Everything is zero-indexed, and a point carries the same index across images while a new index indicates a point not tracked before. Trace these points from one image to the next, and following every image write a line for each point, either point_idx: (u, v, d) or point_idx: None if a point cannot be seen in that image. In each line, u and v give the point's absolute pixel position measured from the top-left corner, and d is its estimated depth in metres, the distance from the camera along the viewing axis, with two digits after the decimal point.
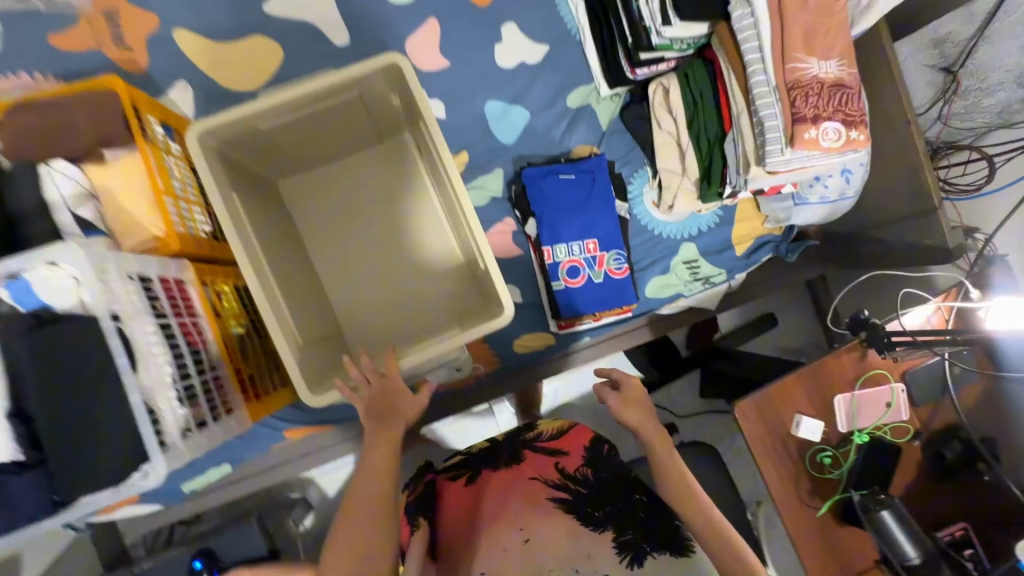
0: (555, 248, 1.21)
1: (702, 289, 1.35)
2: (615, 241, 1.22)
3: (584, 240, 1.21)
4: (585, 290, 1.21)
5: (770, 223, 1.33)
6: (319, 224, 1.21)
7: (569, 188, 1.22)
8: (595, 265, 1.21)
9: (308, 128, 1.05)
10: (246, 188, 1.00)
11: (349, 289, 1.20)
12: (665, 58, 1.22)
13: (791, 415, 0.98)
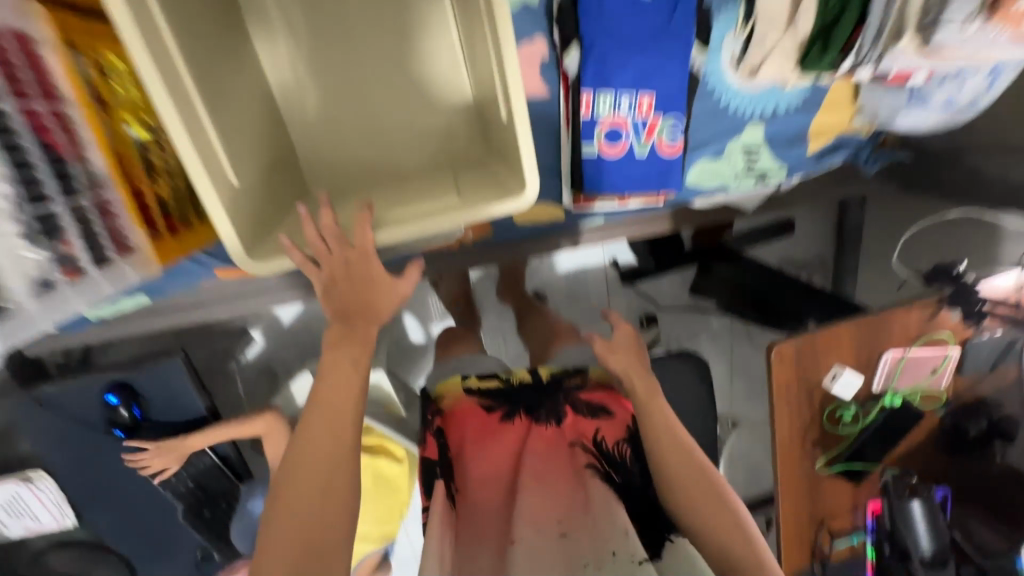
0: (596, 98, 0.88)
1: (751, 185, 1.10)
2: (676, 104, 0.91)
3: (637, 94, 0.89)
4: (621, 164, 0.94)
5: (861, 120, 1.04)
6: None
7: (637, 11, 0.85)
8: (643, 133, 0.91)
9: None
10: None
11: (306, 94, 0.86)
12: None
13: (830, 365, 0.84)
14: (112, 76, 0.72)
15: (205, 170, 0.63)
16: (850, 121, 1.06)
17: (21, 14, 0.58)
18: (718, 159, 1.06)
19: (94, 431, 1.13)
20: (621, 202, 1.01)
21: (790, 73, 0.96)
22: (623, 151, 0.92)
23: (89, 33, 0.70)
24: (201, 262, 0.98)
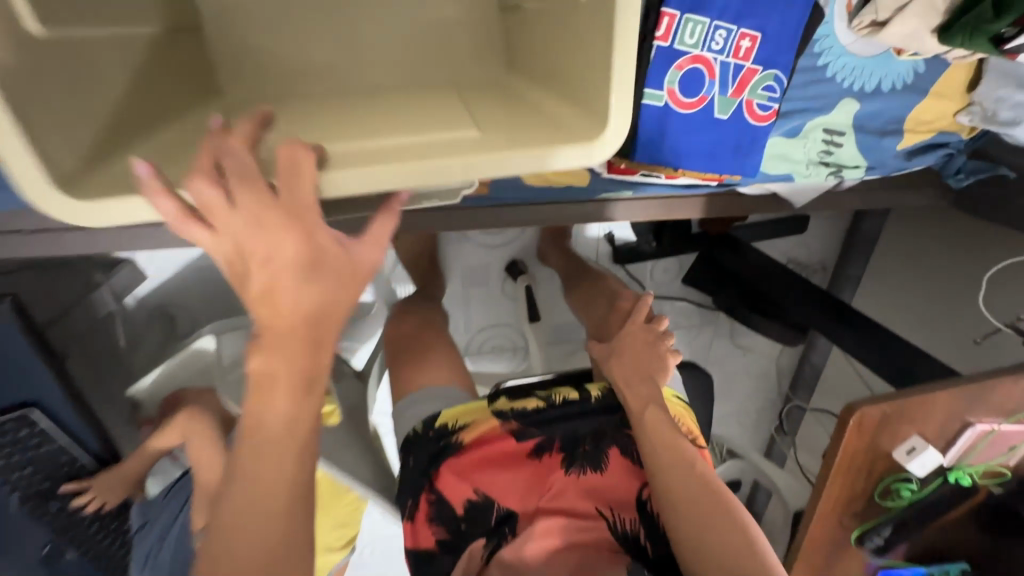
0: (682, 20, 0.59)
1: (821, 180, 0.87)
2: (783, 56, 0.64)
3: (738, 26, 0.61)
4: (691, 128, 0.66)
5: (969, 118, 0.83)
6: None
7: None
8: (730, 87, 0.64)
9: None
10: None
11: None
12: None
13: (907, 435, 0.67)
14: None
15: None
16: (953, 116, 0.84)
17: None
18: (793, 138, 0.81)
19: None
20: (667, 177, 0.76)
21: (923, 40, 0.71)
22: (698, 108, 0.65)
23: None
24: None
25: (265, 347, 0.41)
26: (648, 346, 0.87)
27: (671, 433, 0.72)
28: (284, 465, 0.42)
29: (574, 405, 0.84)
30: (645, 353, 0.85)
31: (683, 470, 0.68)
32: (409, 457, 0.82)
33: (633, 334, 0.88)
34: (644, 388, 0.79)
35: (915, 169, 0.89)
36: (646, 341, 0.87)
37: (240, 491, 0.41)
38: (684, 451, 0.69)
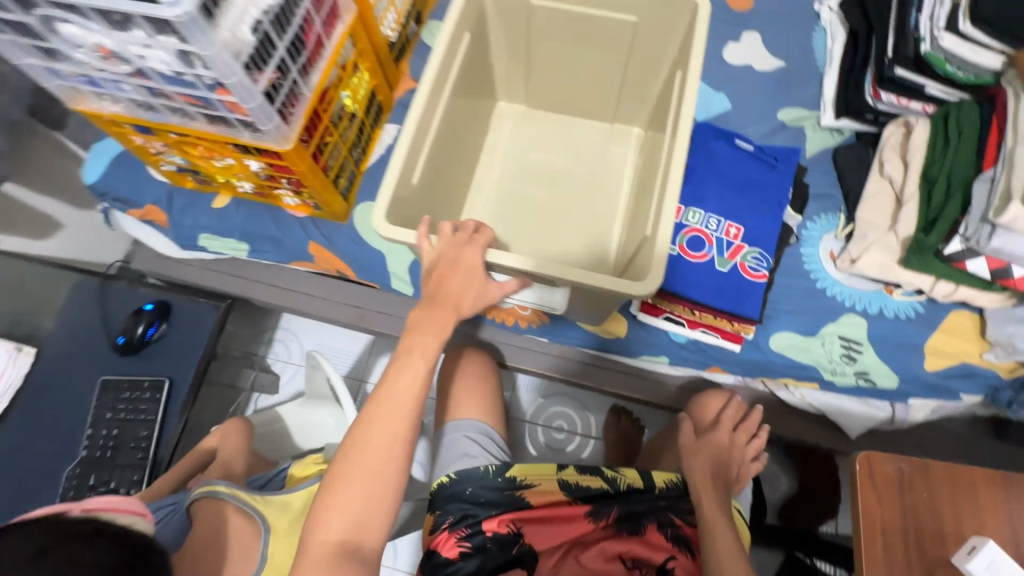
0: (687, 210, 0.97)
1: (851, 382, 0.94)
2: (764, 242, 0.94)
3: (726, 220, 0.96)
4: (699, 271, 0.92)
5: (995, 354, 0.90)
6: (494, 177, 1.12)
7: (739, 162, 1.00)
8: (726, 252, 0.93)
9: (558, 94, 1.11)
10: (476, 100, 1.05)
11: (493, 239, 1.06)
12: (925, 91, 0.98)
13: (963, 530, 0.52)
14: (357, 73, 1.05)
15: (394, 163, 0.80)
16: (981, 355, 0.92)
17: None
18: (810, 336, 0.96)
19: (103, 340, 1.10)
20: (689, 328, 0.97)
21: (894, 269, 0.93)
22: (704, 260, 0.93)
23: (371, 62, 1.08)
24: (306, 231, 1.12)
25: (412, 354, 0.68)
26: (727, 446, 0.91)
27: (719, 515, 0.78)
28: (396, 431, 0.65)
29: (638, 491, 0.84)
30: (718, 451, 0.89)
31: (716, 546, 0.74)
32: (465, 484, 0.82)
33: (716, 433, 0.92)
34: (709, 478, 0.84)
35: (963, 399, 0.93)
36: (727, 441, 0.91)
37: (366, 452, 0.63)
38: (720, 532, 0.76)
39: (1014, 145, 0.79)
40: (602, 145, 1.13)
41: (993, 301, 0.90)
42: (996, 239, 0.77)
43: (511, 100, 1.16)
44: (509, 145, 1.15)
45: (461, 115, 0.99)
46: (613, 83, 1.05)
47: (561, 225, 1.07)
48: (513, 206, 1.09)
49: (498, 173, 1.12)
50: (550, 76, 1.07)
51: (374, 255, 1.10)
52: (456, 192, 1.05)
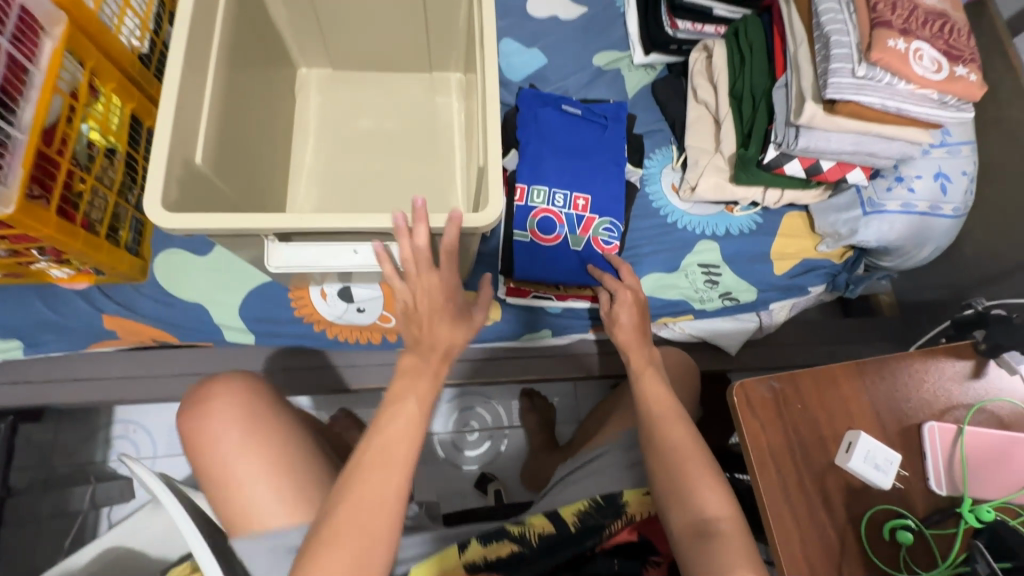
0: (530, 189, 0.93)
1: (719, 306, 0.98)
2: (612, 208, 0.93)
3: (573, 193, 0.93)
4: (556, 253, 0.92)
5: (826, 244, 0.97)
6: (317, 155, 1.00)
7: (570, 126, 0.97)
8: (578, 228, 0.92)
9: (365, 49, 1.00)
10: (262, 69, 0.89)
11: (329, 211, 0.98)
12: (713, 14, 1.03)
13: (837, 429, 0.53)
14: (99, 98, 0.83)
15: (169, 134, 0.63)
16: (816, 248, 0.99)
17: (44, 4, 0.72)
18: (673, 272, 0.97)
19: None
20: (560, 300, 0.95)
21: (728, 188, 0.97)
22: (557, 241, 0.92)
23: (117, 81, 0.86)
24: (95, 305, 0.90)
25: (400, 400, 0.59)
26: (642, 325, 0.81)
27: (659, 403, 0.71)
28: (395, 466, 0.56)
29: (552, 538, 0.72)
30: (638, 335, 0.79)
31: (666, 439, 0.66)
32: None
33: (623, 314, 0.81)
34: (645, 367, 0.75)
35: (811, 292, 0.99)
36: (636, 312, 0.81)
37: (362, 493, 0.54)
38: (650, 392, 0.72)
39: (796, 47, 0.83)
40: (424, 97, 1.05)
41: (813, 197, 0.97)
42: (802, 139, 0.81)
43: (312, 67, 1.04)
44: (321, 134, 1.02)
45: (241, 110, 0.82)
46: (417, 30, 0.96)
47: (399, 180, 0.99)
48: (341, 187, 0.98)
49: (312, 168, 0.99)
50: (347, 36, 0.97)
51: (193, 310, 0.92)
52: (270, 182, 0.90)
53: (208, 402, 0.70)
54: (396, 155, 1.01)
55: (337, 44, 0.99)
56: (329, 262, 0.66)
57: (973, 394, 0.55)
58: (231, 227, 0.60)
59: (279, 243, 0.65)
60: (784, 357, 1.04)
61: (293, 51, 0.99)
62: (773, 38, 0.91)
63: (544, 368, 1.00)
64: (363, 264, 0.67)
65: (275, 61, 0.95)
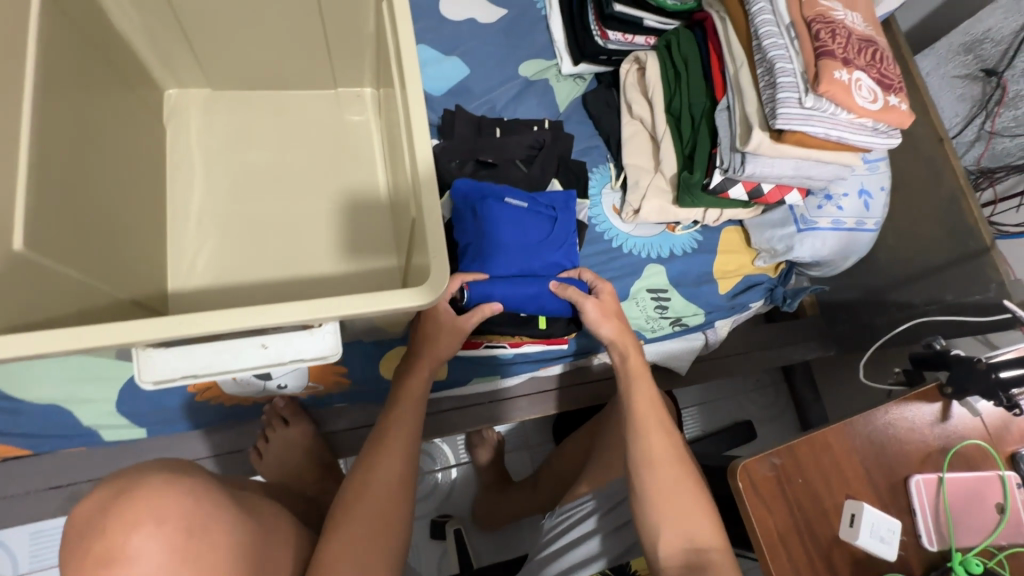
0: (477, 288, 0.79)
1: (669, 331, 0.95)
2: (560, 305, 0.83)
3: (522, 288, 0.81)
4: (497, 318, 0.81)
5: (763, 259, 0.98)
6: (198, 197, 0.81)
7: (517, 223, 0.80)
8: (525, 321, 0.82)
9: (247, 59, 0.82)
10: (103, 90, 0.68)
11: (221, 269, 0.79)
12: (644, 24, 0.96)
13: (836, 498, 0.52)
14: None
15: None
16: (754, 263, 1.00)
17: None
18: (623, 300, 0.93)
19: None
20: (514, 347, 0.87)
21: (672, 210, 0.93)
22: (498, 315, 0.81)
23: None
24: None
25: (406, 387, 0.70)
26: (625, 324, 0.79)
27: (649, 402, 0.70)
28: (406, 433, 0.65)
29: None
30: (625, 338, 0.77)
31: (649, 450, 0.66)
32: None
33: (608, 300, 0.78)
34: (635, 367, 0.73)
35: (751, 307, 1.00)
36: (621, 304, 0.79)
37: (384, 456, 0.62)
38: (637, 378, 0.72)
39: (736, 70, 0.80)
40: (331, 116, 0.89)
41: (748, 214, 0.97)
42: (749, 166, 0.79)
43: (182, 85, 0.84)
44: (202, 166, 0.83)
45: (86, 153, 0.62)
46: (313, 38, 0.80)
47: (316, 219, 0.84)
48: (239, 229, 0.81)
49: (197, 207, 0.81)
50: (221, 42, 0.78)
51: (49, 411, 0.71)
52: (138, 240, 0.70)
53: (125, 538, 0.42)
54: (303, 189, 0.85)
55: (209, 51, 0.79)
56: (229, 364, 0.50)
57: (943, 436, 0.57)
58: (82, 344, 0.42)
59: (153, 349, 0.49)
60: (728, 370, 1.05)
61: (151, 64, 0.78)
62: (708, 55, 0.88)
63: (506, 412, 0.92)
64: (275, 360, 0.51)
65: (126, 80, 0.74)
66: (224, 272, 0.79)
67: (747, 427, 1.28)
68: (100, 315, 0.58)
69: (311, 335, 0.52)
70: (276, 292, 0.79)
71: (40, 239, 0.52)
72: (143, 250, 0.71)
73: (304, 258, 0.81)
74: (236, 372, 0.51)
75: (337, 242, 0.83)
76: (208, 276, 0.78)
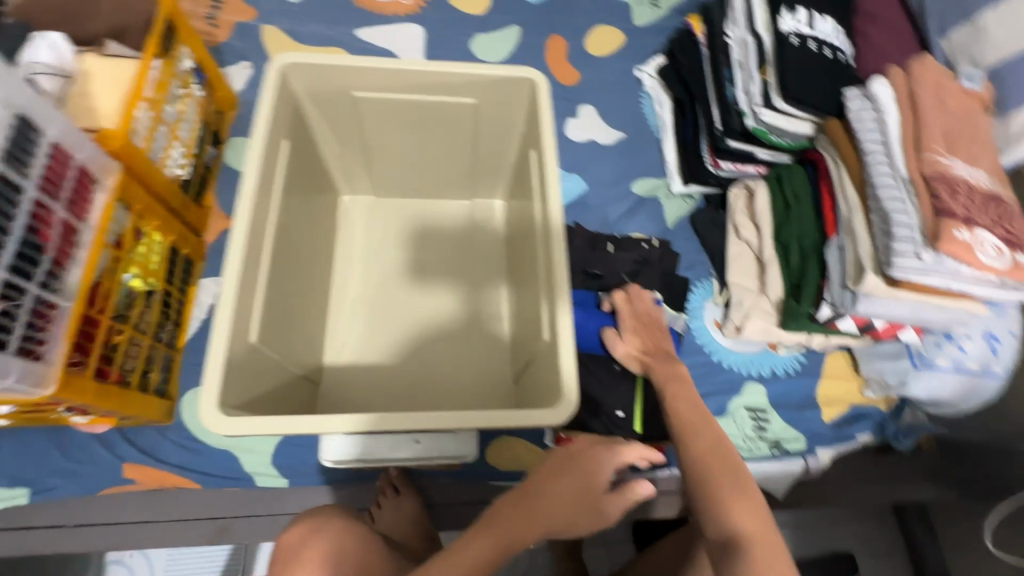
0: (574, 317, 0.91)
1: (768, 454, 0.95)
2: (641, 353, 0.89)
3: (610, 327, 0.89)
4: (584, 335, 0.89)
5: (873, 390, 0.97)
6: (353, 285, 0.98)
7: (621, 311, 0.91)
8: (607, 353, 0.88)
9: (409, 178, 0.99)
10: (308, 204, 0.87)
11: (366, 349, 0.93)
12: (756, 156, 1.02)
13: None
14: (142, 239, 0.82)
15: (232, 312, 0.59)
16: (862, 392, 0.99)
17: (99, 158, 0.70)
18: (721, 416, 0.96)
19: None
20: None
21: (776, 331, 0.96)
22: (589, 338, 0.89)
23: (160, 218, 0.85)
24: (117, 452, 0.84)
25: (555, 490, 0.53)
26: (648, 318, 0.85)
27: (688, 412, 0.67)
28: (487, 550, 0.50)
29: None
30: (653, 334, 0.84)
31: (694, 451, 0.62)
32: None
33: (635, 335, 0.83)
34: (668, 379, 0.74)
35: (859, 439, 0.97)
36: (646, 332, 0.84)
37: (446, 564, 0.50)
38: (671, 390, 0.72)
39: (849, 213, 0.84)
40: (467, 221, 1.04)
41: (857, 341, 0.97)
42: (860, 305, 0.81)
43: (355, 193, 1.03)
44: (359, 261, 1.00)
45: (293, 256, 0.79)
46: (463, 165, 0.96)
47: (445, 311, 0.97)
48: (383, 315, 0.95)
49: (353, 295, 0.97)
50: (393, 166, 0.96)
51: (223, 456, 0.86)
52: (310, 321, 0.86)
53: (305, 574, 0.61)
54: (437, 284, 0.99)
55: (381, 171, 0.97)
56: (386, 454, 0.61)
57: None
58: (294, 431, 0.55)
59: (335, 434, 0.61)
60: (830, 501, 1.01)
61: (338, 179, 0.98)
62: (820, 192, 0.93)
63: None
64: (423, 453, 0.63)
65: (321, 193, 0.94)
66: (369, 353, 0.92)
67: (851, 561, 1.17)
68: (285, 390, 0.72)
69: (455, 438, 0.62)
70: (407, 379, 0.90)
71: (266, 327, 0.68)
72: (312, 332, 0.86)
73: (434, 347, 0.93)
74: (391, 460, 0.61)
75: (461, 339, 0.95)
76: (355, 354, 0.92)
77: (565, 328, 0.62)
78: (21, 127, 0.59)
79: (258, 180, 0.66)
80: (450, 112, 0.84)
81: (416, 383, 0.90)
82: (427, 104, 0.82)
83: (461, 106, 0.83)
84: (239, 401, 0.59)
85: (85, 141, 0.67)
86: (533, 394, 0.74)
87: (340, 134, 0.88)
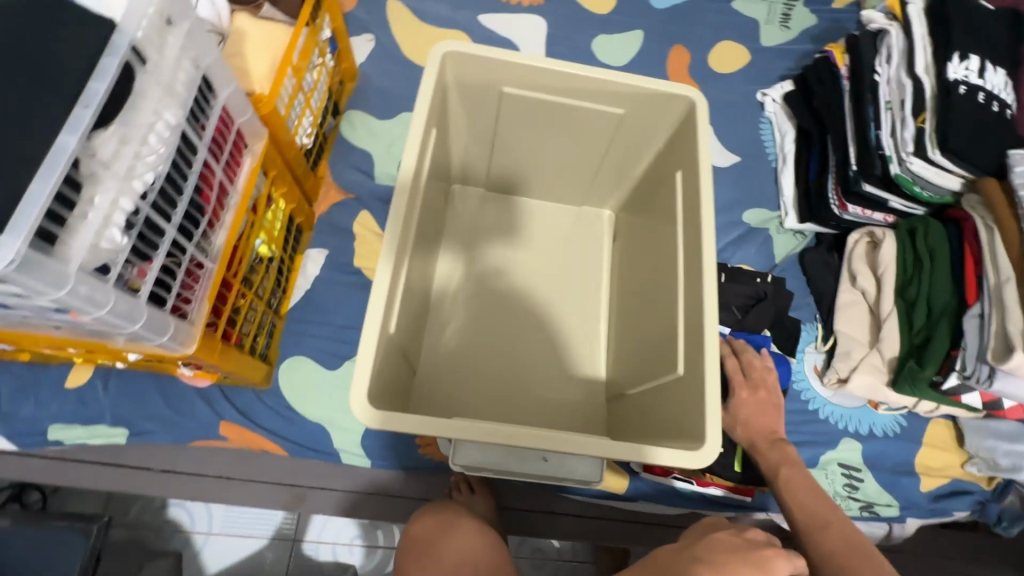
0: None
1: (856, 515, 0.91)
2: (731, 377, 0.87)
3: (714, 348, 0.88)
4: None
5: (976, 466, 0.92)
6: (455, 276, 0.95)
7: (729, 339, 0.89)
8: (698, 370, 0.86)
9: (526, 176, 0.97)
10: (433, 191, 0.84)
11: (465, 344, 0.90)
12: (888, 205, 0.97)
13: None
14: (270, 205, 0.82)
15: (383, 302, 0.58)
16: (963, 466, 0.94)
17: (254, 123, 0.70)
18: (812, 468, 0.92)
19: None
20: (698, 484, 0.89)
21: (883, 390, 0.91)
22: None
23: (286, 185, 0.85)
24: (217, 409, 0.86)
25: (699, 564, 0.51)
26: (762, 382, 0.83)
27: (810, 506, 0.73)
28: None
29: None
30: (764, 408, 0.82)
31: (826, 550, 0.68)
32: None
33: (749, 412, 0.81)
34: (779, 466, 0.77)
35: (954, 515, 0.93)
36: (760, 407, 0.82)
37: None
38: (787, 474, 0.76)
39: (1000, 282, 0.79)
40: (575, 227, 1.01)
41: (967, 414, 0.92)
42: (998, 382, 0.77)
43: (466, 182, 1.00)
44: (462, 251, 0.97)
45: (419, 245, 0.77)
46: (586, 172, 0.93)
47: (541, 318, 0.94)
48: (485, 311, 0.93)
49: (455, 286, 0.95)
50: (515, 163, 0.93)
51: (315, 429, 0.87)
52: (419, 310, 0.84)
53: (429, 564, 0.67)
54: (540, 287, 0.96)
55: (501, 166, 0.95)
56: (514, 467, 0.61)
57: None
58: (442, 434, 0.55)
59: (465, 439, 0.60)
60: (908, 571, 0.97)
61: (455, 167, 0.96)
62: (960, 254, 0.89)
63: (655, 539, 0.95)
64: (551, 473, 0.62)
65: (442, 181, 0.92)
66: (467, 348, 0.90)
67: None
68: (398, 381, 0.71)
69: (582, 461, 0.63)
70: (503, 382, 0.89)
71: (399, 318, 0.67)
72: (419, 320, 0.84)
73: (531, 353, 0.91)
74: (517, 473, 0.61)
75: (560, 348, 0.92)
76: (452, 348, 0.90)
77: (712, 365, 0.60)
78: (203, 88, 0.59)
79: (412, 168, 0.65)
80: (594, 119, 0.82)
81: (510, 387, 0.88)
82: (574, 110, 0.81)
83: (607, 115, 0.81)
84: (376, 392, 0.58)
85: (246, 105, 0.67)
86: (648, 425, 0.71)
87: (476, 128, 0.87)
